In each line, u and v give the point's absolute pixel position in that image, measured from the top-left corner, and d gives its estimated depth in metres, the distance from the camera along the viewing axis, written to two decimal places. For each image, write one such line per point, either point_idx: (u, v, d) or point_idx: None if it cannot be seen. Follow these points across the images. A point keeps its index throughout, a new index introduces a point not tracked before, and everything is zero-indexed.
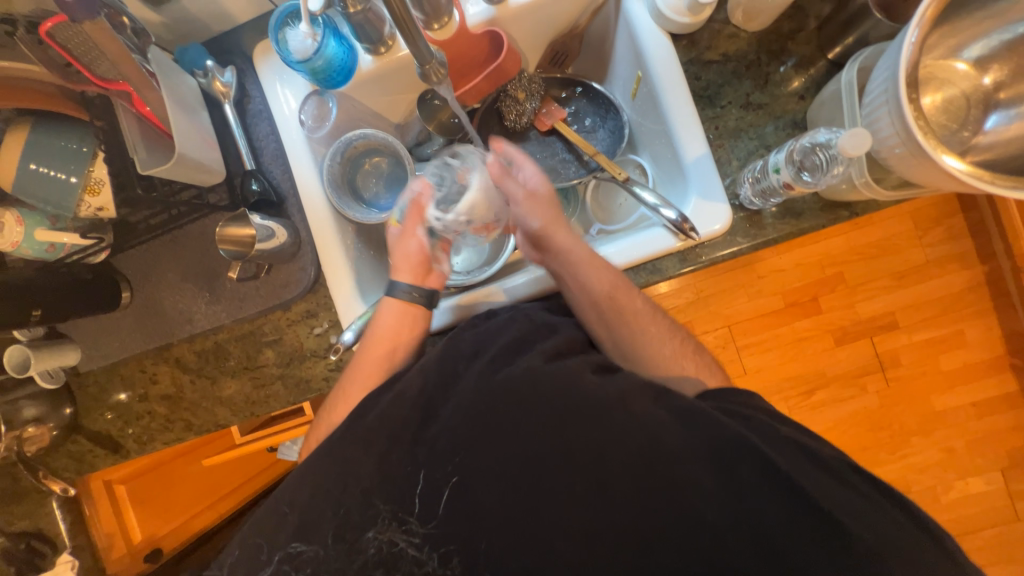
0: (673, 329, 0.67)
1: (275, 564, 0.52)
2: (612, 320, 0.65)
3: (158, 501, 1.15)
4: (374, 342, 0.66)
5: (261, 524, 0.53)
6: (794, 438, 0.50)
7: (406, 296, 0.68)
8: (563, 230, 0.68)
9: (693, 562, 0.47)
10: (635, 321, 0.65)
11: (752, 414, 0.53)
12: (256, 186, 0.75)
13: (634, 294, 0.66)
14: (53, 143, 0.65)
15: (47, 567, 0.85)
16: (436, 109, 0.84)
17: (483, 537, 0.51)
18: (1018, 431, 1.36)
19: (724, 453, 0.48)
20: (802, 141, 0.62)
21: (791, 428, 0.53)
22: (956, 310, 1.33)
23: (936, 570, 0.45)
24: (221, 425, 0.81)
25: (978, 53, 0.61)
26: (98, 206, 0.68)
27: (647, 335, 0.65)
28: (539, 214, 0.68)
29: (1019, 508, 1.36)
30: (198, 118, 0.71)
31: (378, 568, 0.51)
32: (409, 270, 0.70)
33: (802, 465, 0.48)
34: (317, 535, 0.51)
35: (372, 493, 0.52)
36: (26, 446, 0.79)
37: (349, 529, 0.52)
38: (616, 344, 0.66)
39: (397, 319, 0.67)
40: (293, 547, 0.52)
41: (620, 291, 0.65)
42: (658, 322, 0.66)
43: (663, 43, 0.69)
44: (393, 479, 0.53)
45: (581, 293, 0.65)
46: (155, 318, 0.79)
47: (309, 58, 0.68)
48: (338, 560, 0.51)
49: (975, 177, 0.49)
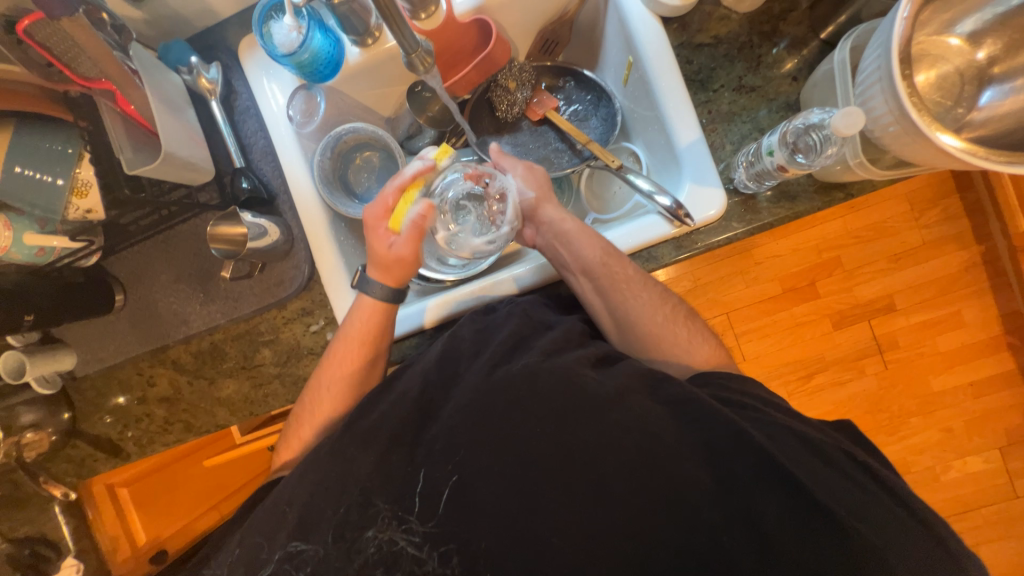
0: (664, 295, 0.66)
1: (275, 563, 0.52)
2: (607, 289, 0.65)
3: (162, 504, 1.16)
4: (345, 342, 0.66)
5: (260, 524, 0.53)
6: (798, 435, 0.50)
7: (376, 293, 0.67)
8: (555, 203, 0.73)
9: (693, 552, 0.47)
10: (628, 289, 0.65)
11: (755, 407, 0.53)
12: (246, 184, 0.74)
13: (627, 259, 0.67)
14: (37, 146, 0.65)
15: (54, 571, 0.87)
16: (427, 101, 0.83)
17: (481, 536, 0.50)
18: (1015, 409, 1.37)
19: (718, 448, 0.48)
20: (795, 123, 0.61)
21: (778, 412, 0.53)
22: (954, 290, 1.33)
23: (930, 548, 0.45)
24: (220, 426, 0.81)
25: (971, 28, 0.60)
26: (87, 208, 0.67)
27: (641, 302, 0.65)
28: (534, 188, 0.74)
29: (1018, 485, 1.37)
30: (184, 116, 0.70)
31: (378, 569, 0.51)
32: (387, 275, 0.67)
33: (799, 454, 0.48)
34: (316, 531, 0.52)
35: (371, 491, 0.52)
36: (26, 451, 0.78)
37: (349, 527, 0.52)
38: (612, 314, 0.66)
39: (366, 317, 0.67)
40: (294, 545, 0.52)
41: (613, 259, 0.66)
42: (650, 290, 0.66)
43: (653, 27, 0.69)
44: (387, 476, 0.53)
45: (576, 261, 0.67)
46: (149, 320, 0.78)
47: (295, 52, 0.67)
48: (339, 560, 0.51)
49: (972, 154, 0.49)
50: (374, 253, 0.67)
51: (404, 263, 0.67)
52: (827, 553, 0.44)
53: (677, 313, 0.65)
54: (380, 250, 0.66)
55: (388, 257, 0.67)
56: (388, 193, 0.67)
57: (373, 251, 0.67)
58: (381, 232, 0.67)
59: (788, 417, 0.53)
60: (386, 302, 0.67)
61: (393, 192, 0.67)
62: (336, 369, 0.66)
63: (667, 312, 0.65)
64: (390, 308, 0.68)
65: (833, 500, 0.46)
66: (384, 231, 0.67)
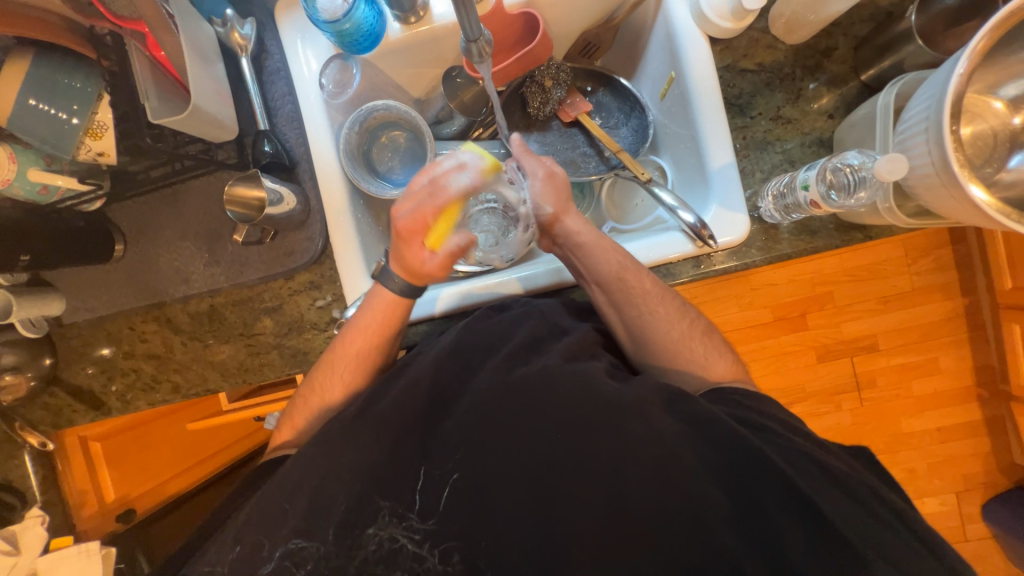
0: (683, 310, 0.66)
1: (275, 563, 0.51)
2: (623, 303, 0.65)
3: (133, 463, 1.10)
4: (357, 333, 0.65)
5: (260, 520, 0.51)
6: (809, 453, 0.51)
7: (395, 287, 0.65)
8: (575, 215, 0.69)
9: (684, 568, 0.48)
10: (644, 304, 0.64)
11: (774, 430, 0.53)
12: (268, 148, 0.72)
13: (649, 272, 0.66)
14: (53, 79, 0.61)
15: (15, 521, 0.83)
16: (459, 87, 0.81)
17: (484, 536, 0.51)
18: (978, 458, 1.42)
19: (738, 469, 0.49)
20: (832, 162, 0.62)
21: (788, 430, 0.54)
22: (936, 338, 1.37)
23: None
24: (210, 391, 0.79)
25: (1014, 92, 0.62)
26: (99, 151, 0.65)
27: (657, 317, 0.64)
28: (552, 202, 0.69)
29: (969, 529, 1.44)
30: (214, 69, 0.67)
31: (378, 566, 0.51)
32: (406, 269, 0.64)
33: (820, 486, 0.49)
34: (319, 530, 0.51)
35: (376, 486, 0.52)
36: (4, 394, 0.75)
37: (349, 525, 0.51)
38: (625, 325, 0.66)
39: (383, 311, 0.65)
40: (294, 544, 0.51)
41: (631, 274, 0.65)
42: (667, 304, 0.65)
43: (701, 45, 0.69)
44: (395, 469, 0.53)
45: (592, 275, 0.66)
46: (149, 275, 0.76)
47: (337, 20, 0.65)
48: (339, 557, 0.51)
49: (1001, 212, 0.50)
50: (400, 250, 0.63)
51: (429, 277, 0.65)
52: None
53: (693, 327, 0.65)
54: (410, 257, 0.63)
55: (418, 265, 0.63)
56: (429, 201, 0.62)
57: (401, 254, 0.63)
58: (416, 243, 0.62)
59: (806, 442, 0.53)
60: (400, 297, 0.65)
61: (435, 205, 0.62)
62: (342, 355, 0.66)
63: (686, 329, 0.65)
64: (406, 304, 0.66)
65: (842, 523, 0.47)
66: (420, 242, 0.63)
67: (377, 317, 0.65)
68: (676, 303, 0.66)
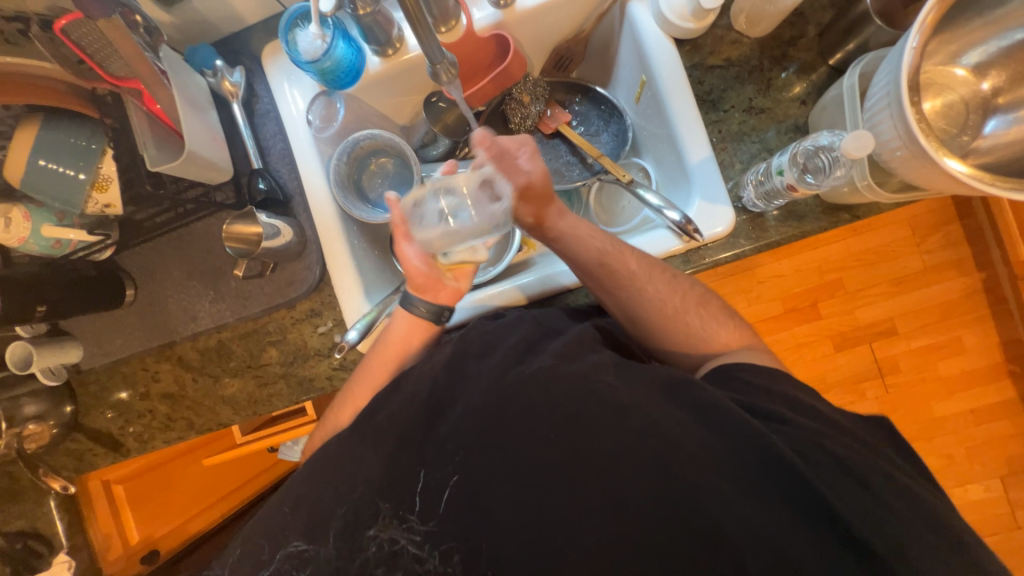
0: (674, 284, 0.66)
1: (276, 564, 0.52)
2: (610, 286, 0.65)
3: (155, 505, 1.16)
4: (378, 354, 0.66)
5: (270, 528, 0.53)
6: (824, 438, 0.50)
7: (420, 311, 0.67)
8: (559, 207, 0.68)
9: (687, 563, 0.47)
10: (632, 284, 0.64)
11: (782, 416, 0.52)
12: (262, 185, 0.76)
13: (638, 251, 0.66)
14: (60, 139, 0.65)
15: (44, 569, 0.85)
16: (441, 111, 0.84)
17: (486, 551, 0.51)
18: (1019, 437, 1.36)
19: (747, 465, 0.48)
20: (805, 145, 0.64)
21: (806, 418, 0.52)
22: (955, 316, 1.33)
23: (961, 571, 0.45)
24: (223, 425, 0.80)
25: (977, 59, 0.64)
26: (106, 202, 0.69)
27: (648, 294, 0.64)
28: (536, 207, 0.65)
29: (1019, 515, 1.36)
30: (207, 116, 0.72)
31: (378, 567, 0.51)
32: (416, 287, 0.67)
33: (833, 473, 0.48)
34: (328, 541, 0.52)
35: (377, 505, 0.53)
36: (27, 443, 0.78)
37: (354, 540, 0.52)
38: (624, 312, 0.66)
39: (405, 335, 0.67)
40: (295, 545, 0.52)
41: (613, 256, 0.65)
42: (656, 281, 0.65)
43: (668, 48, 0.71)
44: (394, 490, 0.53)
45: (572, 264, 0.67)
46: (158, 316, 0.78)
47: (319, 59, 0.69)
48: (340, 557, 0.51)
49: (977, 179, 0.51)
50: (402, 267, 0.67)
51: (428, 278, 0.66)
52: (844, 566, 0.45)
53: (689, 310, 0.66)
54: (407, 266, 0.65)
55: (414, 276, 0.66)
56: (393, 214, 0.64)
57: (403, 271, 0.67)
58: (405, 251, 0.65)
59: (812, 425, 0.52)
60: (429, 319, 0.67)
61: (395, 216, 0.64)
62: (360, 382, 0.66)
63: (671, 310, 0.65)
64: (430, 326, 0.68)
65: (859, 508, 0.46)
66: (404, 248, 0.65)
67: (400, 339, 0.67)
68: (668, 278, 0.66)
